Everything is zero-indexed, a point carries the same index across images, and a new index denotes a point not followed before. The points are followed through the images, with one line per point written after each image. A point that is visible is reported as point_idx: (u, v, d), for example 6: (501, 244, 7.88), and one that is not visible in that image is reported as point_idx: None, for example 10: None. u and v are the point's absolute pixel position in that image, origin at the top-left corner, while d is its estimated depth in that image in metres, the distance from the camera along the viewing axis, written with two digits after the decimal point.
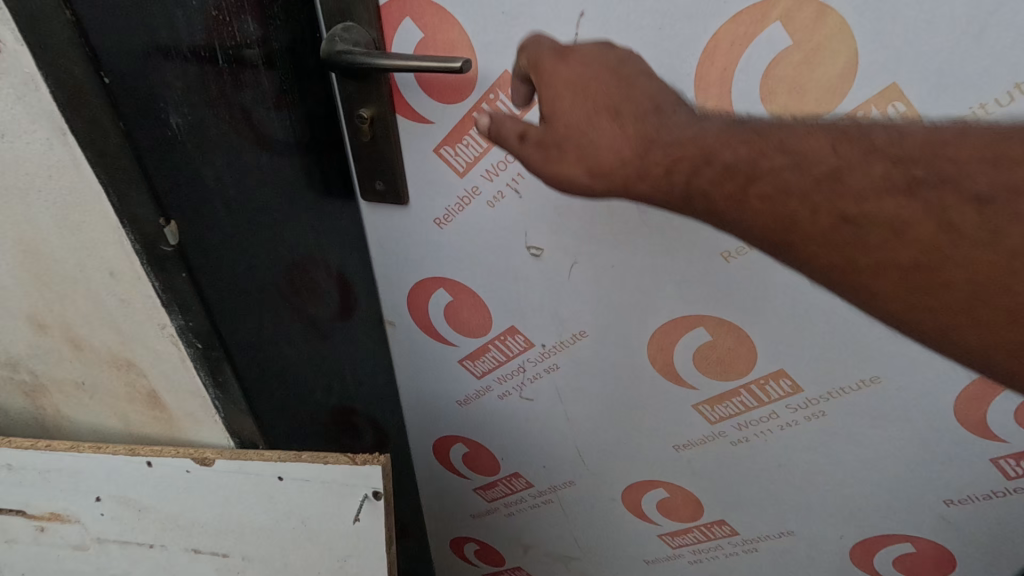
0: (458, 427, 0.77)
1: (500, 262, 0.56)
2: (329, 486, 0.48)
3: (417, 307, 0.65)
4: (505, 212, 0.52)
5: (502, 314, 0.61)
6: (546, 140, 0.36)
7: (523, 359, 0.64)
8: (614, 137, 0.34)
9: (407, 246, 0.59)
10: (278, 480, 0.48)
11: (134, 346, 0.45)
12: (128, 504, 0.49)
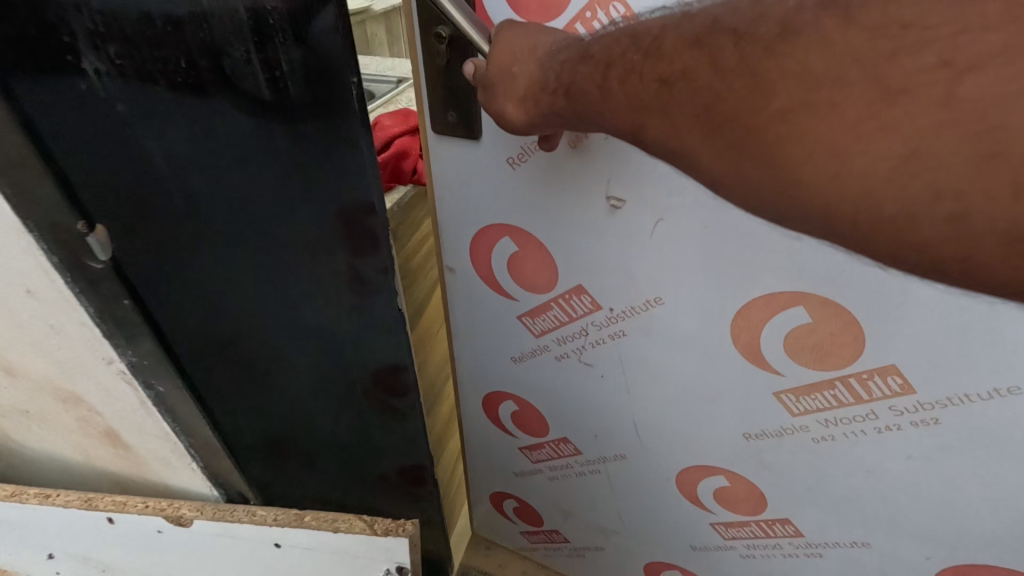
0: (510, 385, 0.71)
1: (576, 210, 0.50)
2: (339, 556, 0.44)
3: (481, 254, 0.59)
4: (589, 148, 0.46)
5: (571, 269, 0.55)
6: (484, 82, 0.40)
7: (587, 321, 0.58)
8: (529, 74, 0.38)
9: (472, 180, 0.53)
10: (275, 546, 0.44)
11: (74, 376, 0.44)
12: (89, 561, 0.47)
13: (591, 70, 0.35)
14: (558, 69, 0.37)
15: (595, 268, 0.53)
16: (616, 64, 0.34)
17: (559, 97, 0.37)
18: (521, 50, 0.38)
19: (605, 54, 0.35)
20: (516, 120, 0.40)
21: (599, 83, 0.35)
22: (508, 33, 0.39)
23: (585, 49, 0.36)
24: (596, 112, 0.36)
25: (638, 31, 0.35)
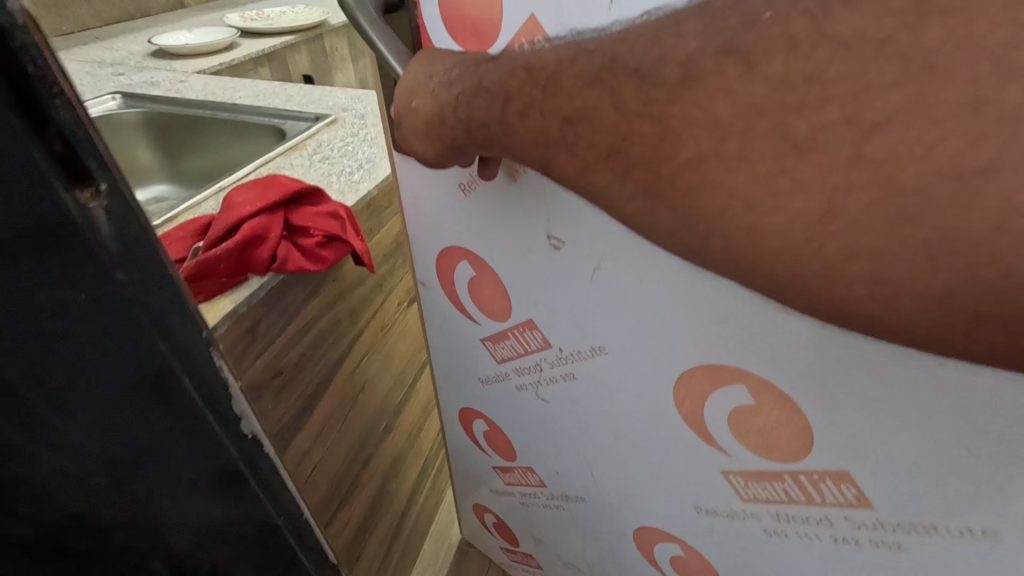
0: (481, 404, 0.86)
1: (526, 247, 0.59)
2: None
3: (444, 275, 0.73)
4: (528, 186, 0.53)
5: (522, 307, 0.65)
6: (398, 121, 0.45)
7: (541, 355, 0.69)
8: (425, 109, 0.41)
9: (446, 229, 0.67)
10: None
11: None
12: None
13: (491, 106, 0.37)
14: (495, 119, 0.37)
15: (547, 319, 0.63)
16: (512, 96, 0.36)
17: (459, 131, 0.40)
18: (431, 73, 0.42)
19: (503, 87, 0.36)
20: (422, 154, 0.44)
21: (497, 116, 0.37)
22: (419, 71, 0.42)
23: (479, 83, 0.38)
24: (496, 139, 0.38)
25: (531, 60, 0.35)
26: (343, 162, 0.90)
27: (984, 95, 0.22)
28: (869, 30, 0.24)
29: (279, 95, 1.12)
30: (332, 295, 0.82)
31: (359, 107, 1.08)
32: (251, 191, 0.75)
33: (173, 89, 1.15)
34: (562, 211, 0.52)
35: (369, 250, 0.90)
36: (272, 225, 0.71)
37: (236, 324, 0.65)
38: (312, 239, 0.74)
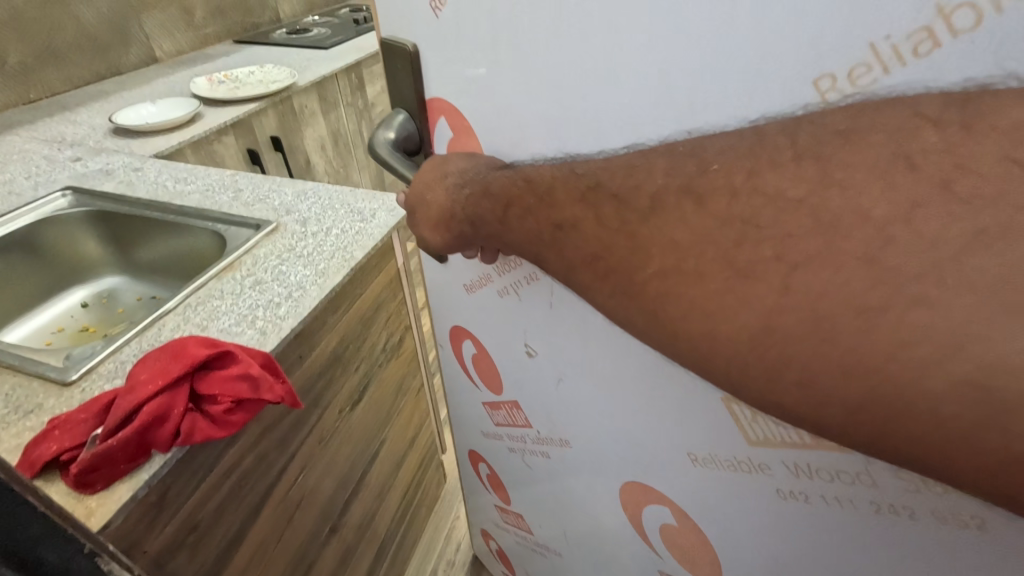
0: (486, 453, 0.91)
1: (512, 353, 0.67)
2: None
3: (454, 347, 0.79)
4: (511, 301, 0.62)
5: (511, 392, 0.73)
6: (409, 207, 0.51)
7: (524, 432, 0.78)
8: (438, 203, 0.48)
9: (454, 310, 0.72)
10: None
11: None
12: None
13: (493, 207, 0.43)
14: (501, 218, 0.43)
15: (530, 407, 0.72)
16: (512, 203, 0.42)
17: (466, 226, 0.47)
18: (446, 172, 0.48)
19: (505, 194, 0.42)
20: (434, 239, 0.50)
21: (500, 219, 0.43)
22: (428, 171, 0.49)
23: (487, 186, 0.44)
24: (494, 232, 0.45)
25: (532, 175, 0.41)
26: (275, 292, 0.73)
27: (871, 253, 0.27)
28: (788, 191, 0.30)
29: (226, 191, 0.98)
30: (255, 438, 0.69)
31: (304, 208, 0.91)
32: (153, 362, 0.59)
33: (126, 181, 1.04)
34: (558, 320, 0.58)
35: (342, 346, 0.85)
36: (174, 400, 0.56)
37: (140, 506, 0.55)
38: (220, 406, 0.58)
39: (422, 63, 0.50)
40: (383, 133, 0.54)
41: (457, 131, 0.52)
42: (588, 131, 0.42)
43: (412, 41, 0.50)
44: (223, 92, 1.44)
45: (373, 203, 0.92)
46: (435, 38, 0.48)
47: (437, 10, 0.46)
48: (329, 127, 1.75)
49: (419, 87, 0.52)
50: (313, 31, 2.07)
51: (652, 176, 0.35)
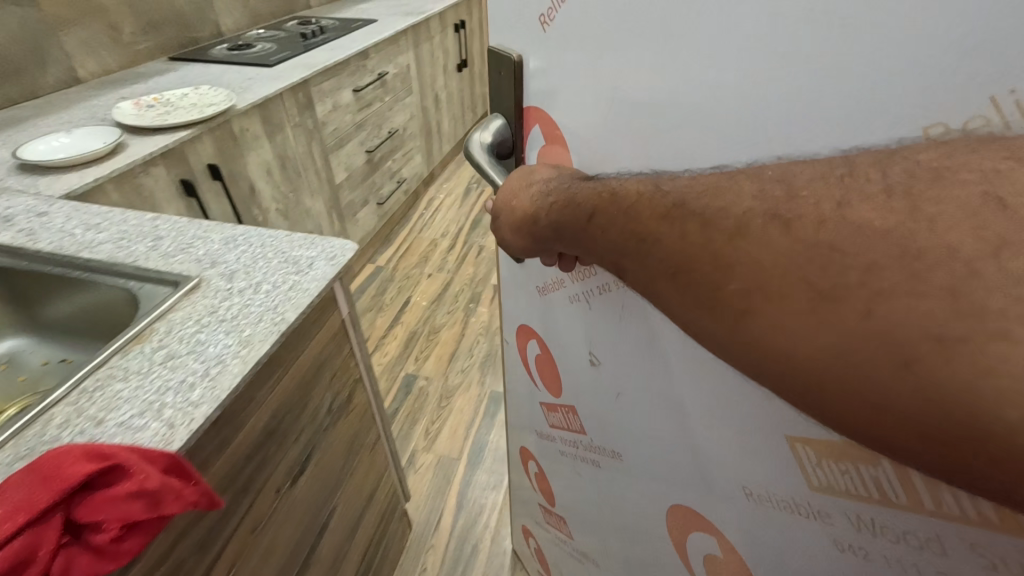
0: (536, 451, 0.98)
1: (575, 358, 0.70)
2: None
3: (522, 346, 0.84)
4: (578, 307, 0.64)
5: (569, 395, 0.76)
6: (493, 208, 0.52)
7: (579, 436, 0.80)
8: (522, 208, 0.47)
9: (527, 309, 0.76)
10: None
11: None
12: None
13: (576, 216, 0.42)
14: (583, 225, 0.42)
15: (588, 414, 0.74)
16: (597, 213, 0.40)
17: (549, 232, 0.46)
18: (530, 181, 0.48)
19: (587, 205, 0.41)
20: (513, 242, 0.50)
21: (583, 225, 0.42)
22: (518, 179, 0.49)
23: (572, 196, 0.43)
24: (574, 240, 0.43)
25: (615, 188, 0.40)
26: (191, 367, 0.64)
27: (957, 284, 0.25)
28: (878, 221, 0.28)
29: (147, 239, 0.88)
30: (165, 549, 0.57)
31: (233, 258, 0.83)
32: (22, 484, 0.48)
33: (25, 229, 0.92)
34: (625, 338, 0.57)
35: (285, 417, 0.76)
36: (42, 539, 0.46)
37: None
38: (106, 534, 0.48)
39: (526, 73, 0.54)
40: (481, 134, 0.58)
41: (548, 137, 0.55)
42: (669, 151, 0.41)
43: (517, 52, 0.53)
44: (150, 118, 1.34)
45: (310, 251, 0.84)
46: (540, 53, 0.50)
47: (544, 24, 0.48)
48: (274, 151, 1.68)
49: (519, 95, 0.56)
50: (256, 46, 1.96)
51: (728, 202, 0.33)
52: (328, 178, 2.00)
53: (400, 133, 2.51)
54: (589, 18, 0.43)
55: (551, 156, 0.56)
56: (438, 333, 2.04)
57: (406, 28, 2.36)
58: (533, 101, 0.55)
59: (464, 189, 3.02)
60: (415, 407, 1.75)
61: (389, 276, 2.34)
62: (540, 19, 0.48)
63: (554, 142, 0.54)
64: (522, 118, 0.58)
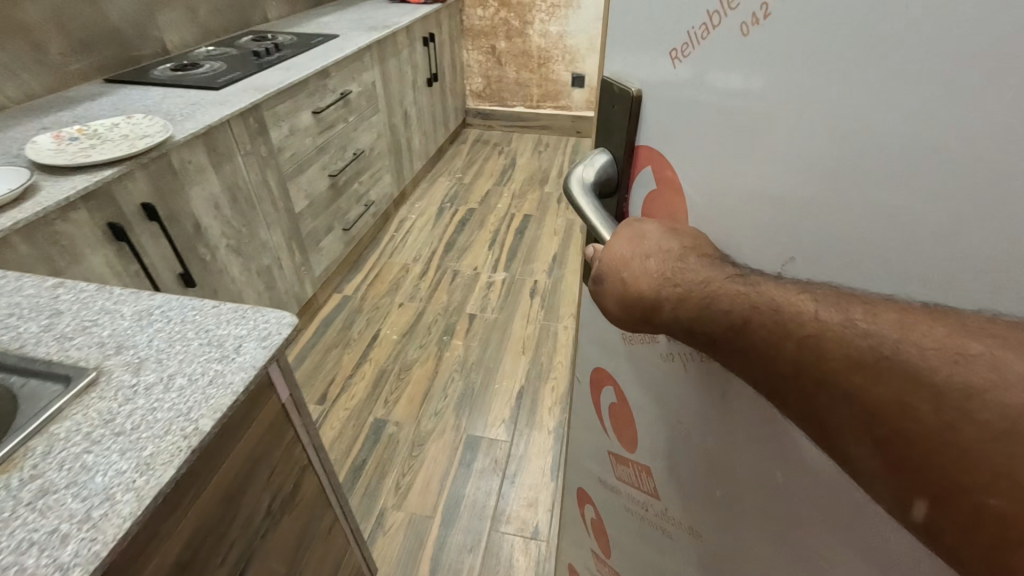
0: (591, 497, 0.91)
1: (662, 423, 0.64)
2: None
3: (596, 389, 0.77)
4: (677, 370, 0.57)
5: (646, 455, 0.70)
6: (594, 272, 0.48)
7: (649, 499, 0.74)
8: (641, 283, 0.43)
9: (606, 356, 0.71)
10: None
11: None
12: None
13: (721, 315, 0.39)
14: (732, 328, 0.38)
15: (665, 483, 0.68)
16: (753, 322, 0.37)
17: (675, 321, 0.42)
18: (645, 251, 0.44)
19: (736, 309, 0.38)
20: (613, 310, 0.46)
21: (731, 325, 0.38)
22: (638, 247, 0.45)
23: (709, 288, 0.40)
24: (709, 338, 0.40)
25: (782, 298, 0.36)
26: (70, 509, 0.51)
27: None
28: None
29: (42, 315, 0.74)
30: None
31: (143, 341, 0.69)
32: None
33: None
34: (720, 417, 0.53)
35: (202, 541, 0.63)
36: None
37: None
38: None
39: (644, 110, 0.49)
40: (582, 171, 0.54)
41: (661, 182, 0.50)
42: (830, 262, 0.38)
43: (637, 86, 0.49)
44: (71, 154, 1.18)
45: (238, 329, 0.71)
46: (664, 91, 0.46)
47: (675, 61, 0.44)
48: (222, 183, 1.54)
49: (632, 132, 0.51)
50: (204, 65, 1.81)
51: (957, 367, 0.31)
52: (286, 207, 1.85)
53: (367, 153, 2.38)
54: (749, 92, 0.38)
55: (662, 203, 0.51)
56: (409, 370, 1.90)
57: (370, 43, 2.23)
58: (648, 140, 0.50)
59: (437, 208, 2.88)
60: (385, 457, 1.61)
61: (357, 307, 2.19)
62: (671, 54, 0.44)
63: (668, 188, 0.49)
64: (631, 156, 0.53)
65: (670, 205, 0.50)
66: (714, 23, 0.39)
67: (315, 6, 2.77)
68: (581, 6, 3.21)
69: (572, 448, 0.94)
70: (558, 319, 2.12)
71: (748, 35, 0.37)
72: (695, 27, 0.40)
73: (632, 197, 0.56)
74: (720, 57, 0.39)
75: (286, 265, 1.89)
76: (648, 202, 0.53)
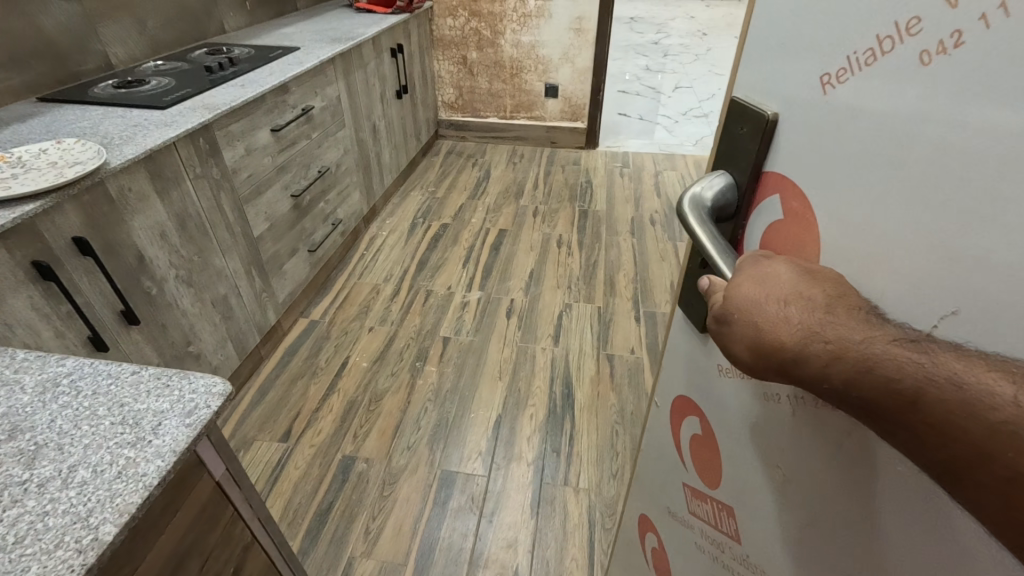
0: (660, 526, 0.89)
1: (749, 464, 0.58)
2: None
3: (677, 418, 0.75)
4: (776, 413, 0.51)
5: (727, 494, 0.65)
6: (720, 313, 0.42)
7: (725, 542, 0.68)
8: (778, 333, 0.37)
9: (698, 384, 0.67)
10: None
11: None
12: None
13: (881, 385, 0.32)
14: (893, 400, 0.32)
15: (746, 529, 0.62)
16: (929, 396, 0.31)
17: (819, 382, 0.35)
18: (786, 296, 0.38)
19: (907, 380, 0.31)
20: (742, 356, 0.40)
21: (895, 398, 0.32)
22: (773, 288, 0.39)
23: (871, 351, 0.33)
24: (865, 405, 0.33)
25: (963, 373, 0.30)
26: None
27: None
28: None
29: None
30: None
31: (43, 420, 0.59)
32: None
33: None
34: (840, 478, 0.44)
35: None
36: None
37: None
38: None
39: (777, 136, 0.46)
40: (699, 189, 0.51)
41: (789, 213, 0.45)
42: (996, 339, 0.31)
43: (774, 110, 0.46)
44: None
45: (160, 401, 0.61)
46: (810, 117, 0.42)
47: (827, 86, 0.39)
48: (168, 211, 1.43)
49: (761, 157, 0.48)
50: (150, 82, 1.70)
51: None
52: (243, 231, 1.73)
53: (333, 170, 2.27)
54: (917, 131, 0.33)
55: (788, 236, 0.46)
56: (380, 401, 1.80)
57: (334, 56, 2.13)
58: (776, 165, 0.47)
59: (409, 224, 2.79)
60: (353, 499, 1.51)
61: (324, 333, 2.08)
62: (823, 79, 0.40)
63: (798, 222, 0.45)
64: (756, 183, 0.50)
65: (797, 240, 0.45)
66: (885, 48, 0.34)
67: (277, 16, 2.66)
68: (552, 16, 3.16)
69: (644, 473, 0.92)
70: (535, 340, 2.05)
71: (929, 65, 0.32)
72: (859, 52, 0.36)
73: (750, 225, 0.52)
74: (888, 86, 0.35)
75: (245, 293, 1.77)
76: (769, 234, 0.49)
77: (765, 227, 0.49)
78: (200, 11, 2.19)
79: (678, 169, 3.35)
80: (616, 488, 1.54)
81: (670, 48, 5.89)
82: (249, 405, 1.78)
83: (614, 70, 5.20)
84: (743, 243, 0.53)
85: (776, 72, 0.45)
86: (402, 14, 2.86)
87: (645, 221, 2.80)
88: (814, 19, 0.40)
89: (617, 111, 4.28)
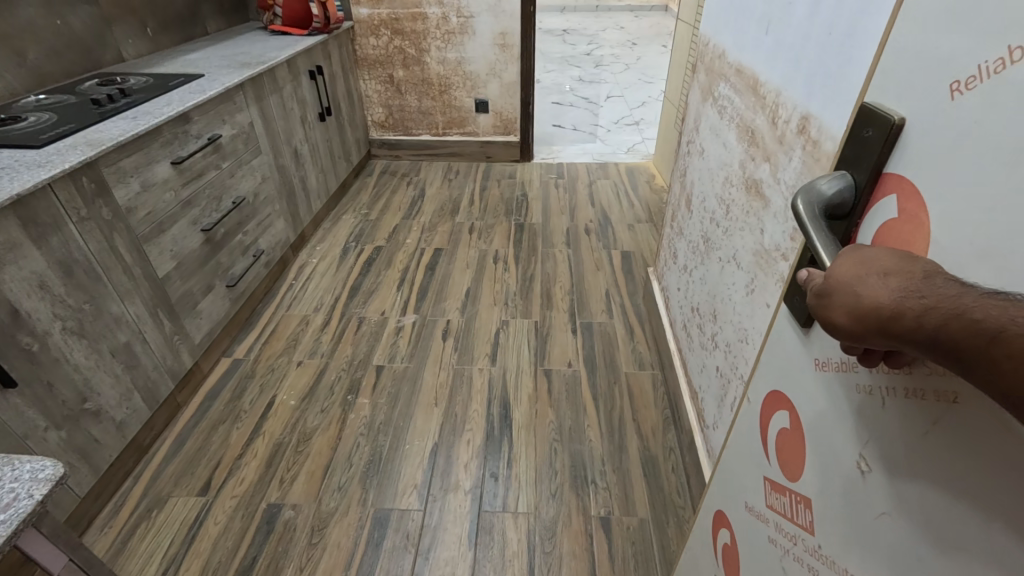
0: (733, 524, 0.91)
1: (835, 448, 0.63)
2: None
3: (766, 413, 0.80)
4: (869, 399, 0.57)
5: (810, 483, 0.68)
6: (821, 291, 0.48)
7: (800, 533, 0.71)
8: (872, 297, 0.42)
9: (791, 377, 0.73)
10: None
11: None
12: None
13: (965, 326, 0.36)
14: (977, 339, 0.36)
15: (823, 513, 0.65)
16: (1008, 332, 0.34)
17: (909, 332, 0.40)
18: (882, 271, 0.43)
19: (986, 322, 0.36)
20: (841, 323, 0.45)
21: (974, 336, 0.36)
22: (874, 263, 0.44)
23: (962, 301, 0.37)
24: (951, 347, 0.37)
25: None
26: None
27: None
28: None
29: None
30: None
31: None
32: None
33: None
34: (935, 442, 0.47)
35: None
36: None
37: None
38: None
39: (902, 139, 0.53)
40: (819, 185, 0.60)
41: (903, 213, 0.52)
42: None
43: (902, 116, 0.53)
44: None
45: None
46: (937, 121, 0.48)
47: (956, 92, 0.46)
48: (48, 259, 1.31)
49: (883, 159, 0.56)
50: (27, 119, 1.57)
51: None
52: (145, 272, 1.62)
53: (250, 200, 2.17)
54: None
55: (901, 234, 0.52)
56: (309, 441, 1.71)
57: (241, 82, 2.05)
58: (897, 170, 0.54)
59: (341, 249, 2.70)
60: (278, 552, 1.42)
61: (248, 372, 1.97)
62: (953, 85, 0.46)
63: (910, 221, 0.51)
64: (875, 184, 0.57)
65: (908, 237, 0.51)
66: (1014, 57, 0.40)
67: (184, 41, 2.54)
68: (475, 32, 3.16)
69: (725, 468, 0.96)
70: (472, 361, 2.01)
71: None
72: (989, 61, 0.42)
73: (863, 224, 0.59)
74: (1012, 90, 0.40)
75: (153, 338, 1.65)
76: (883, 231, 0.55)
77: (880, 227, 0.55)
78: (92, 40, 2.06)
79: (611, 177, 3.40)
80: (556, 508, 1.51)
81: (601, 58, 6.02)
82: (165, 458, 1.66)
83: (549, 82, 5.26)
84: (856, 241, 0.60)
85: (910, 82, 0.52)
86: (319, 35, 2.79)
87: (580, 231, 2.82)
88: (947, 32, 0.47)
89: (551, 123, 4.32)
